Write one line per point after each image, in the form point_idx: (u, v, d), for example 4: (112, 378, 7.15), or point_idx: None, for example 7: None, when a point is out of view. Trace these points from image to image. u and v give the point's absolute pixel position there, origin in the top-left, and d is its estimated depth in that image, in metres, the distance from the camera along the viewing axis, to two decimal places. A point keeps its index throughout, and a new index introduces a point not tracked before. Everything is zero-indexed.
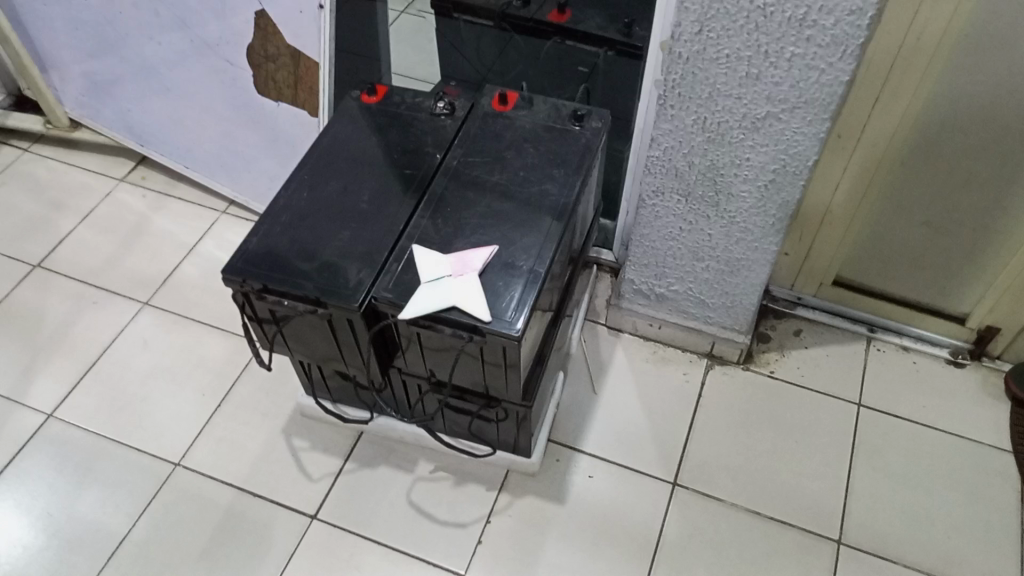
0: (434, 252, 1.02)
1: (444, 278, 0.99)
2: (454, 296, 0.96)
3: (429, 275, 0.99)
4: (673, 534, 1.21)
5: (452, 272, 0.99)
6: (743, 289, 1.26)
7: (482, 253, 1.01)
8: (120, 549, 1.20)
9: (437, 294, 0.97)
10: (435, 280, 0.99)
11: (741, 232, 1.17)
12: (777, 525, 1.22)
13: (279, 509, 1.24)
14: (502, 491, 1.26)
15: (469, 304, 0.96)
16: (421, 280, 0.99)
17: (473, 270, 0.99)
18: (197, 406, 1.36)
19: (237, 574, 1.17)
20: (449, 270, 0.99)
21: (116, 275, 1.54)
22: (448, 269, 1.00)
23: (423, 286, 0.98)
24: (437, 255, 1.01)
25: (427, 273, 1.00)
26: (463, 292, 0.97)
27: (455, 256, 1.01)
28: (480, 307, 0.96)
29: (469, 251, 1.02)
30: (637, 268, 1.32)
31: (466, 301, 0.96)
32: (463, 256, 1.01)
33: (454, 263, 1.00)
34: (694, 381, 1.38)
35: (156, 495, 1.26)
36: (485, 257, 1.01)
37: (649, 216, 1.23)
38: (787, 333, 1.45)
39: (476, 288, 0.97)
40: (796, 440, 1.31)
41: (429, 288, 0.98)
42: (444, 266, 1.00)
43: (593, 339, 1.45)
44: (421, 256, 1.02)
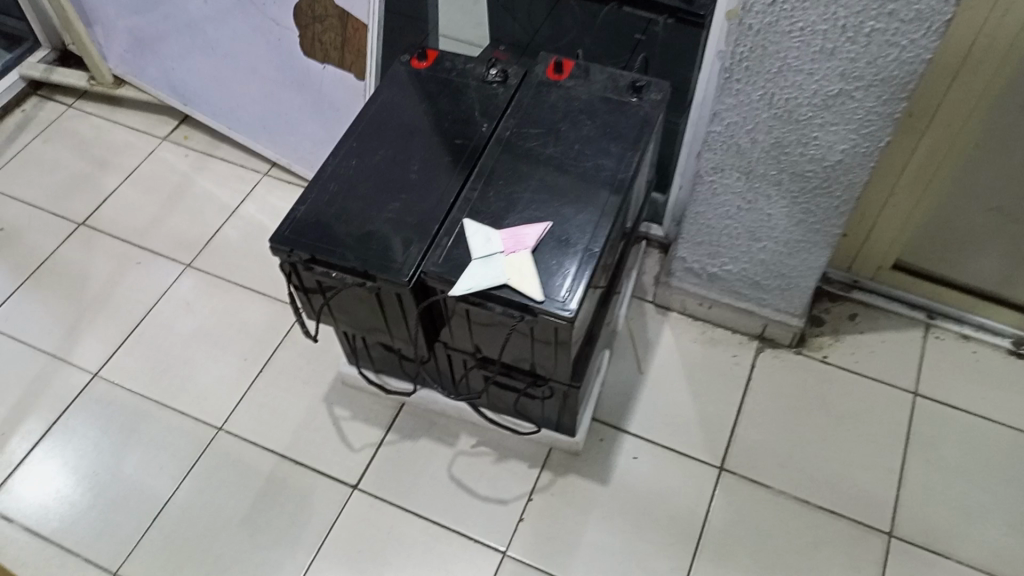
0: (486, 227, 0.99)
1: (496, 254, 0.96)
2: (506, 275, 0.94)
3: (480, 251, 0.97)
4: (718, 520, 1.19)
5: (504, 249, 0.96)
6: (801, 271, 1.22)
7: (536, 230, 0.98)
8: (164, 511, 1.21)
9: (489, 272, 0.94)
10: (486, 257, 0.96)
11: (802, 213, 1.13)
12: (825, 515, 1.19)
13: (320, 478, 1.24)
14: (544, 469, 1.24)
15: (522, 285, 0.93)
16: (472, 255, 0.97)
17: (527, 247, 0.97)
18: (240, 371, 1.35)
19: (279, 541, 1.18)
20: (501, 246, 0.97)
21: (160, 236, 1.54)
22: (500, 245, 0.97)
23: (474, 261, 0.96)
24: (490, 230, 0.99)
25: (478, 249, 0.97)
26: (516, 272, 0.94)
27: (508, 232, 0.99)
28: (533, 287, 0.93)
29: (523, 227, 0.99)
30: (690, 246, 1.28)
31: (519, 281, 0.94)
32: (516, 233, 0.98)
33: (507, 240, 0.98)
34: (744, 363, 1.34)
35: (199, 459, 1.26)
36: (538, 235, 0.98)
37: (706, 192, 1.18)
38: (841, 317, 1.39)
39: (530, 267, 0.95)
40: (847, 428, 1.27)
41: (481, 265, 0.95)
42: (496, 242, 0.97)
43: (640, 316, 1.41)
44: (473, 230, 0.99)
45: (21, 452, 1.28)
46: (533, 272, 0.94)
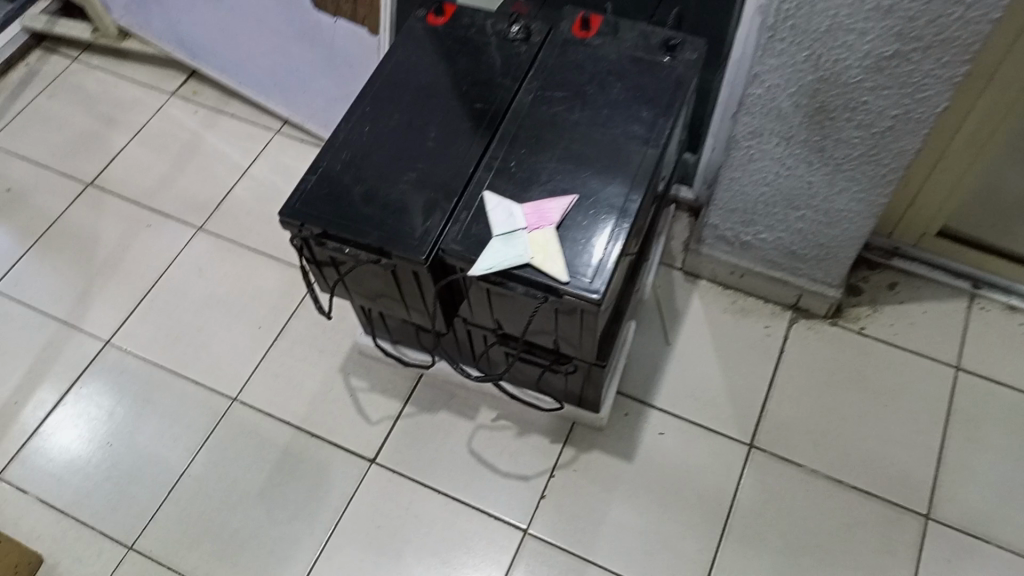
0: (509, 201, 0.93)
1: (519, 231, 0.90)
2: (530, 254, 0.89)
3: (502, 228, 0.91)
4: (747, 500, 1.15)
5: (528, 226, 0.91)
6: (841, 240, 1.15)
7: (562, 204, 0.92)
8: (178, 485, 1.19)
9: (511, 250, 0.89)
10: (508, 234, 0.90)
11: (846, 181, 1.06)
12: (859, 496, 1.15)
13: (337, 451, 1.21)
14: (567, 444, 1.20)
15: (546, 265, 0.88)
16: (493, 232, 0.91)
17: (552, 223, 0.91)
18: (253, 340, 1.32)
19: (296, 517, 1.16)
20: (524, 222, 0.91)
21: (170, 196, 1.49)
22: (523, 220, 0.91)
23: (495, 239, 0.90)
24: (513, 204, 0.93)
25: (499, 225, 0.91)
26: (540, 250, 0.89)
27: (532, 207, 0.93)
28: (558, 267, 0.88)
29: (547, 201, 0.93)
30: (722, 213, 1.21)
31: (543, 260, 0.88)
32: (541, 207, 0.92)
33: (530, 216, 0.92)
34: (777, 335, 1.29)
35: (213, 431, 1.23)
36: (564, 209, 0.92)
37: (741, 158, 1.11)
38: (879, 286, 1.33)
39: (555, 245, 0.89)
40: (884, 405, 1.22)
41: (502, 243, 0.90)
42: (519, 218, 0.91)
43: (668, 284, 1.35)
44: (495, 205, 0.93)
45: (34, 422, 1.25)
46: (558, 250, 0.89)
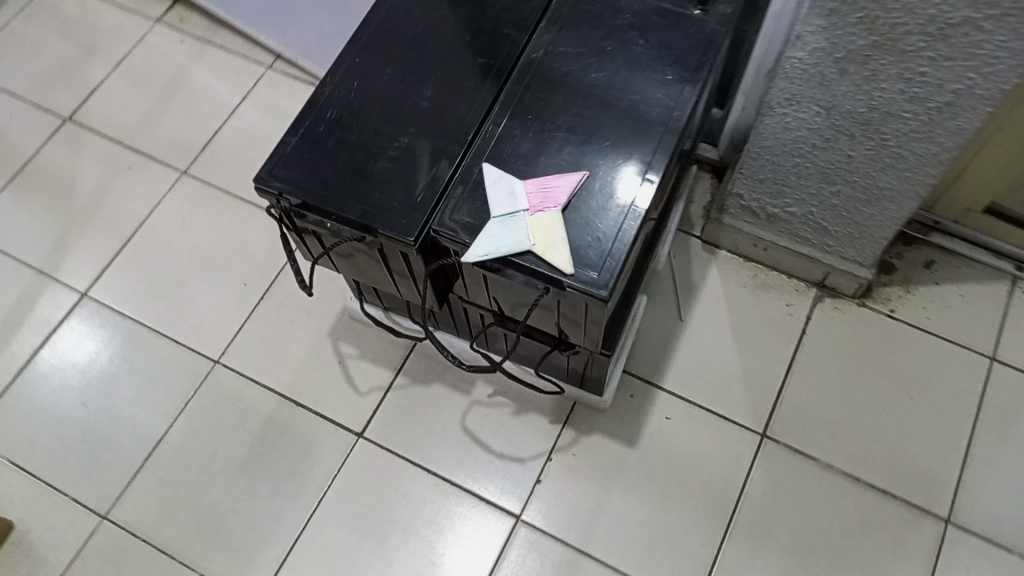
0: (511, 175, 0.83)
1: (520, 214, 0.81)
2: (531, 241, 0.79)
3: (501, 208, 0.81)
4: (756, 493, 1.08)
5: (530, 207, 0.81)
6: (878, 219, 1.04)
7: (570, 182, 0.82)
8: (156, 452, 1.13)
9: (510, 236, 0.79)
10: (508, 215, 0.81)
11: (890, 158, 0.94)
12: (876, 495, 1.07)
13: (323, 423, 1.14)
14: (566, 426, 1.13)
15: (549, 255, 0.79)
16: (491, 213, 0.81)
17: (558, 204, 0.81)
18: (238, 298, 1.23)
19: (279, 492, 1.10)
20: (526, 203, 0.81)
21: (153, 136, 1.38)
22: (525, 201, 0.81)
23: (493, 221, 0.81)
24: (514, 180, 0.83)
25: (498, 205, 0.81)
26: (543, 237, 0.79)
27: (536, 183, 0.82)
28: (562, 258, 0.78)
29: (554, 177, 0.83)
30: (748, 183, 1.10)
31: (546, 250, 0.79)
32: (546, 184, 0.82)
33: (534, 195, 0.82)
34: (799, 315, 1.19)
35: (194, 396, 1.16)
36: (573, 188, 0.82)
37: (774, 127, 0.99)
38: (915, 264, 1.22)
39: (560, 232, 0.79)
40: (911, 396, 1.13)
41: (501, 226, 0.80)
42: (520, 197, 0.81)
43: (685, 254, 1.24)
44: (494, 181, 0.83)
45: (7, 378, 1.19)
46: (564, 237, 0.79)
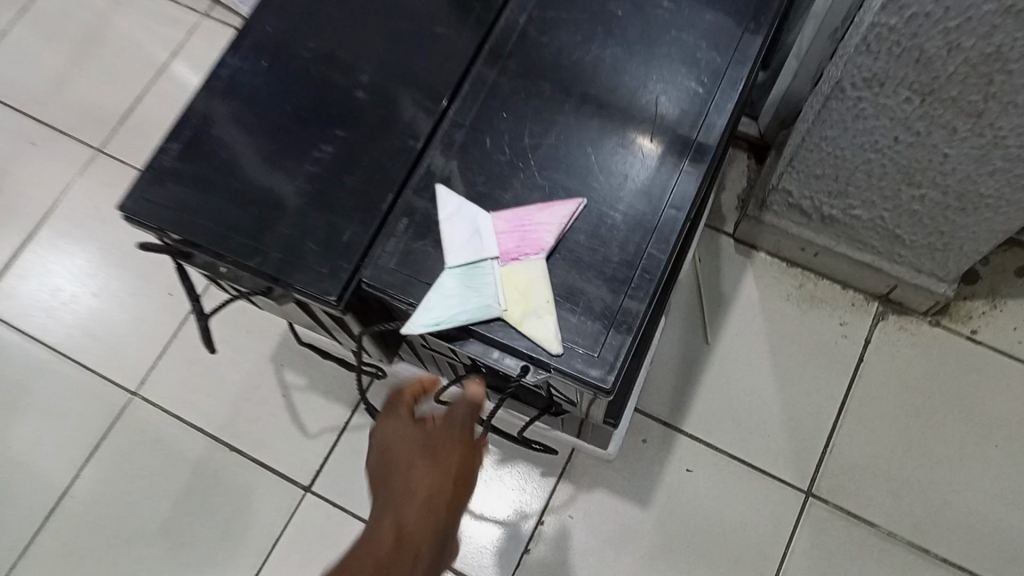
0: (473, 206, 0.59)
1: (486, 264, 0.57)
2: (502, 306, 0.56)
3: (460, 256, 0.57)
4: (798, 569, 0.87)
5: (501, 254, 0.57)
6: (972, 230, 0.79)
7: (558, 217, 0.58)
8: (62, 507, 0.93)
9: (473, 298, 0.56)
10: (470, 267, 0.57)
11: (1004, 159, 0.68)
12: (949, 572, 0.86)
13: (263, 473, 0.92)
14: (563, 479, 0.91)
15: (528, 327, 0.56)
16: (446, 262, 0.57)
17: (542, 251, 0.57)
18: (161, 311, 1.00)
19: (208, 561, 0.89)
20: (496, 248, 0.57)
21: (62, 103, 1.13)
22: (494, 245, 0.57)
23: (449, 274, 0.57)
24: (479, 212, 0.59)
25: (456, 250, 0.58)
26: (518, 300, 0.56)
27: (509, 217, 0.58)
28: (545, 332, 0.55)
29: (536, 208, 0.59)
30: (801, 178, 0.84)
31: (524, 320, 0.56)
32: (525, 219, 0.58)
33: (507, 235, 0.58)
34: (856, 338, 0.95)
35: (107, 438, 0.95)
36: (563, 226, 0.58)
37: (842, 113, 0.73)
38: (1004, 271, 0.96)
39: (544, 292, 0.56)
40: (995, 445, 0.90)
41: (461, 282, 0.57)
42: (487, 240, 0.58)
43: (714, 256, 1.00)
44: (451, 213, 0.59)
45: None
46: (549, 301, 0.56)
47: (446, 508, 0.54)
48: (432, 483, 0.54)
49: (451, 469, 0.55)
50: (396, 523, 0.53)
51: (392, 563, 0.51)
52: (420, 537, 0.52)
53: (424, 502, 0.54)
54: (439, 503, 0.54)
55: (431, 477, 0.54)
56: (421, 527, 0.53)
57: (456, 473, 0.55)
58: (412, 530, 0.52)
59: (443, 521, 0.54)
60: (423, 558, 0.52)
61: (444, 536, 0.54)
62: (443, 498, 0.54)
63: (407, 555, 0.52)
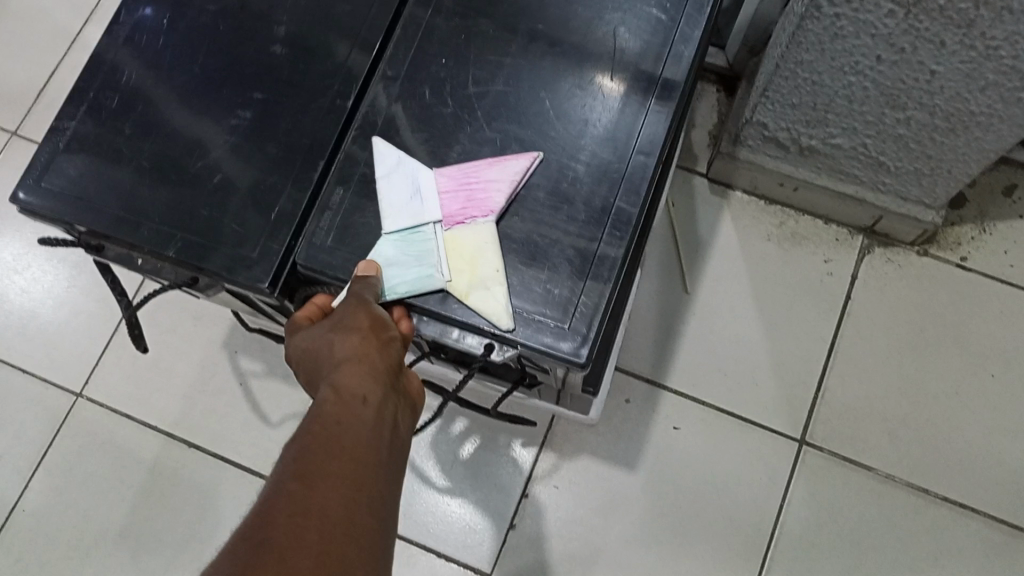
0: (413, 162, 0.52)
1: (428, 229, 0.51)
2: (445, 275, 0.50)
3: (398, 220, 0.51)
4: (796, 521, 0.83)
5: (445, 217, 0.51)
6: (961, 152, 0.74)
7: (508, 173, 0.51)
8: (12, 523, 0.86)
9: (414, 267, 0.50)
10: (411, 232, 0.51)
11: (996, 72, 0.62)
12: (952, 511, 0.83)
13: (225, 469, 0.86)
14: (545, 448, 0.86)
15: (474, 298, 0.49)
16: (384, 226, 0.51)
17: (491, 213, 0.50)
18: (100, 303, 0.92)
19: (174, 566, 0.84)
20: (439, 211, 0.51)
21: None
22: (437, 206, 0.51)
23: (386, 241, 0.51)
24: (421, 171, 0.52)
25: (394, 214, 0.51)
26: (464, 269, 0.50)
27: (454, 175, 0.52)
28: (493, 305, 0.49)
29: (484, 163, 0.52)
30: (776, 107, 0.78)
31: (470, 289, 0.50)
32: (472, 175, 0.52)
33: (451, 194, 0.51)
34: (842, 275, 0.90)
35: (54, 445, 0.88)
36: (515, 183, 0.51)
37: (819, 33, 0.66)
38: (991, 191, 0.91)
39: (492, 261, 0.50)
40: (991, 375, 0.87)
41: (400, 250, 0.50)
42: (429, 201, 0.51)
43: (687, 199, 0.94)
44: (390, 172, 0.52)
45: None
46: (498, 269, 0.50)
47: (381, 357, 0.42)
48: (351, 339, 0.43)
49: (367, 327, 0.44)
50: (329, 384, 0.40)
51: (338, 411, 0.38)
52: (361, 382, 0.40)
53: (351, 358, 0.41)
54: (369, 354, 0.42)
55: (347, 338, 0.43)
56: (359, 374, 0.40)
57: (375, 328, 0.44)
58: (350, 378, 0.40)
59: (384, 366, 0.42)
60: (373, 400, 0.39)
61: (391, 381, 0.41)
62: (369, 348, 0.42)
63: (354, 401, 0.39)
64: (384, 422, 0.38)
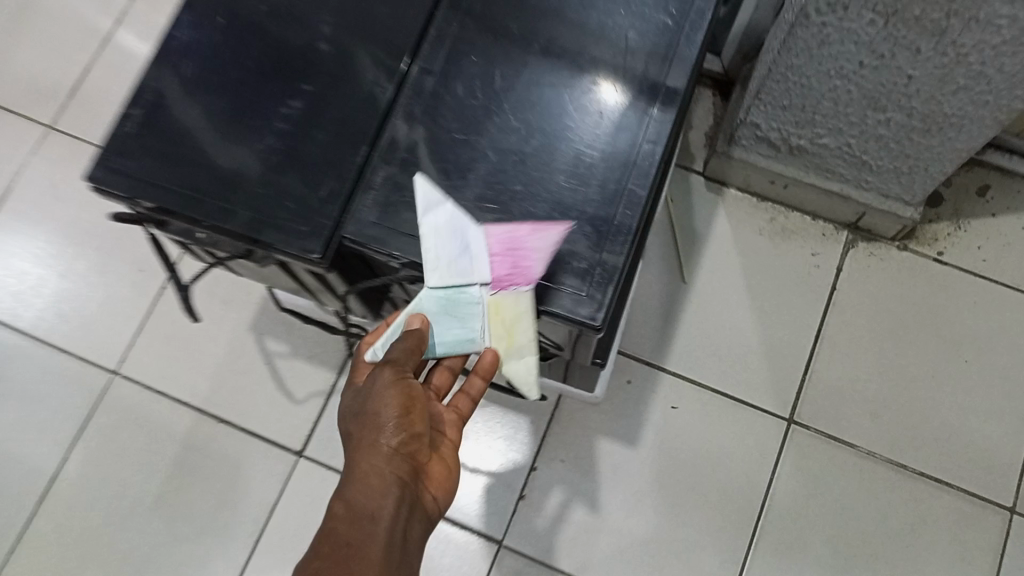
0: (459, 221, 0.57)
1: (473, 288, 0.57)
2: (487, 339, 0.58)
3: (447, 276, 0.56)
4: (785, 493, 0.90)
5: (491, 280, 0.56)
6: (937, 151, 0.81)
7: (549, 243, 0.56)
8: (49, 492, 0.91)
9: (456, 331, 0.58)
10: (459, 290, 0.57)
11: (967, 77, 0.70)
12: (929, 485, 0.89)
13: (252, 443, 0.92)
14: (552, 426, 0.93)
15: (511, 366, 0.58)
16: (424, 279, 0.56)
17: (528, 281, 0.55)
18: (133, 288, 0.98)
19: (204, 533, 0.89)
20: (485, 272, 0.56)
21: (4, 77, 1.07)
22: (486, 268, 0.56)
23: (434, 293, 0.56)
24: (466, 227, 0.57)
25: (444, 270, 0.56)
26: (503, 337, 0.57)
27: (503, 240, 0.56)
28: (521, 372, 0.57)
29: (527, 228, 0.56)
30: (768, 109, 0.85)
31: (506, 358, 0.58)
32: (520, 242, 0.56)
33: (498, 258, 0.56)
34: (828, 267, 0.97)
35: (91, 419, 0.93)
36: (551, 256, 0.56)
37: (809, 40, 0.73)
38: (965, 192, 0.98)
39: (527, 332, 0.56)
40: (964, 361, 0.93)
41: (448, 310, 0.57)
42: (479, 263, 0.56)
43: (685, 195, 1.00)
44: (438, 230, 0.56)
45: None
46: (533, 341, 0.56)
47: (395, 461, 0.56)
48: (374, 439, 0.56)
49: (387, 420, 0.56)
50: (352, 491, 0.55)
51: (355, 528, 0.53)
52: (374, 496, 0.54)
53: (372, 459, 0.55)
54: (386, 457, 0.55)
55: (374, 436, 0.56)
56: (373, 483, 0.54)
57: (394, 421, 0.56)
58: (366, 492, 0.54)
59: (395, 473, 0.55)
60: (384, 514, 0.54)
61: (401, 485, 0.55)
62: (385, 450, 0.56)
63: (368, 518, 0.53)
64: (392, 534, 0.53)
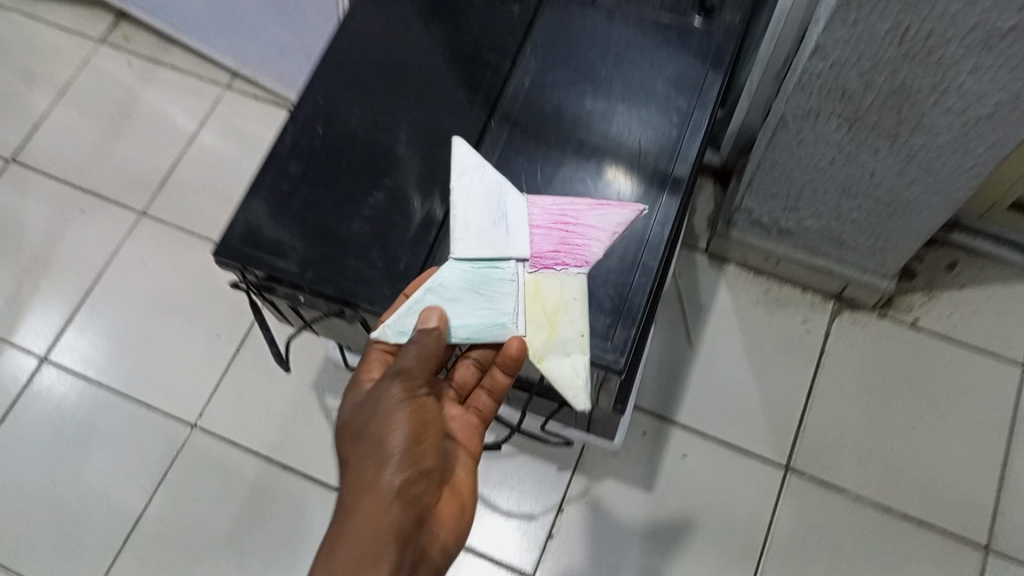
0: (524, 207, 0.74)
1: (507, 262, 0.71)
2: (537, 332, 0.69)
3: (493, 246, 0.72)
4: (784, 532, 1.01)
5: (540, 253, 0.72)
6: (902, 231, 0.95)
7: (606, 229, 0.72)
8: (136, 530, 1.04)
9: (483, 311, 0.70)
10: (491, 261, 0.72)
11: (920, 171, 0.85)
12: (911, 525, 1.01)
13: (313, 487, 1.04)
14: (576, 472, 1.05)
15: (558, 361, 0.68)
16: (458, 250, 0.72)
17: (579, 261, 0.71)
18: (211, 352, 1.12)
19: (269, 566, 1.01)
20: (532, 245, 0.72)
21: (105, 172, 1.24)
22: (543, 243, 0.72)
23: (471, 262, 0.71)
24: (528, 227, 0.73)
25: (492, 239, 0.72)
26: (553, 329, 0.69)
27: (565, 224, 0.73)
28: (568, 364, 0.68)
29: (592, 214, 0.73)
30: (759, 196, 1.00)
31: (550, 353, 0.68)
32: (575, 226, 0.72)
33: (554, 237, 0.72)
34: (818, 332, 1.11)
35: (173, 466, 1.07)
36: (611, 235, 0.72)
37: (789, 142, 0.89)
38: (935, 267, 1.12)
39: (577, 326, 0.69)
40: (940, 414, 1.06)
41: (484, 285, 0.71)
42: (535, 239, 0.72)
43: (690, 271, 1.15)
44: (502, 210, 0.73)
45: None
46: (579, 333, 0.68)
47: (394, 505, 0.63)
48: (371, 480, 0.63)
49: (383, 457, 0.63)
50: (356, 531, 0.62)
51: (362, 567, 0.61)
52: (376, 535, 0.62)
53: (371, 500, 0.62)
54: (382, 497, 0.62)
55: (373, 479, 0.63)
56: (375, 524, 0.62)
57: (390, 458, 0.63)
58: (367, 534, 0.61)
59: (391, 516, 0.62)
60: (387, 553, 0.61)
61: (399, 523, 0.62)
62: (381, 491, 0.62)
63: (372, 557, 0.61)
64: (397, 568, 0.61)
